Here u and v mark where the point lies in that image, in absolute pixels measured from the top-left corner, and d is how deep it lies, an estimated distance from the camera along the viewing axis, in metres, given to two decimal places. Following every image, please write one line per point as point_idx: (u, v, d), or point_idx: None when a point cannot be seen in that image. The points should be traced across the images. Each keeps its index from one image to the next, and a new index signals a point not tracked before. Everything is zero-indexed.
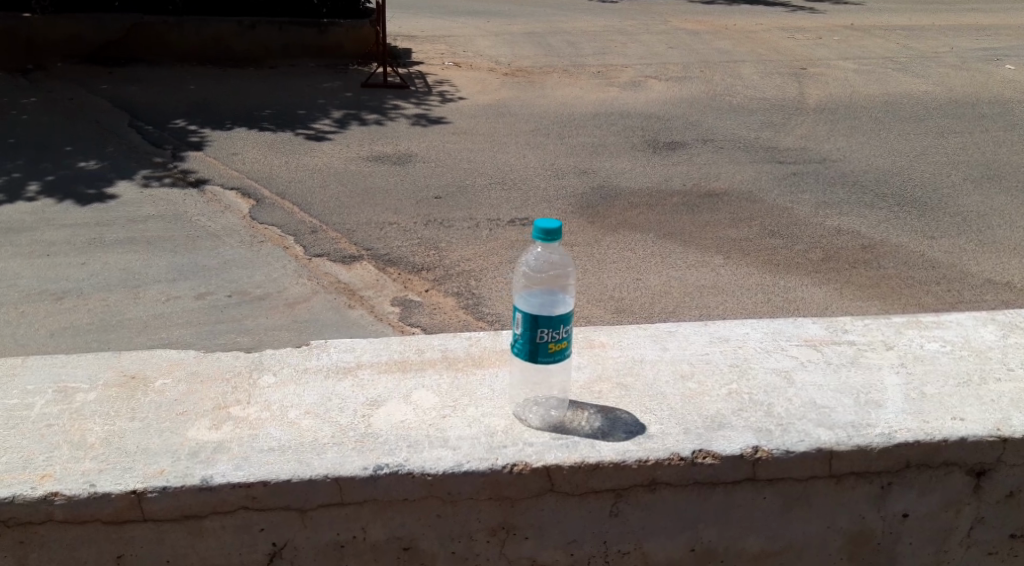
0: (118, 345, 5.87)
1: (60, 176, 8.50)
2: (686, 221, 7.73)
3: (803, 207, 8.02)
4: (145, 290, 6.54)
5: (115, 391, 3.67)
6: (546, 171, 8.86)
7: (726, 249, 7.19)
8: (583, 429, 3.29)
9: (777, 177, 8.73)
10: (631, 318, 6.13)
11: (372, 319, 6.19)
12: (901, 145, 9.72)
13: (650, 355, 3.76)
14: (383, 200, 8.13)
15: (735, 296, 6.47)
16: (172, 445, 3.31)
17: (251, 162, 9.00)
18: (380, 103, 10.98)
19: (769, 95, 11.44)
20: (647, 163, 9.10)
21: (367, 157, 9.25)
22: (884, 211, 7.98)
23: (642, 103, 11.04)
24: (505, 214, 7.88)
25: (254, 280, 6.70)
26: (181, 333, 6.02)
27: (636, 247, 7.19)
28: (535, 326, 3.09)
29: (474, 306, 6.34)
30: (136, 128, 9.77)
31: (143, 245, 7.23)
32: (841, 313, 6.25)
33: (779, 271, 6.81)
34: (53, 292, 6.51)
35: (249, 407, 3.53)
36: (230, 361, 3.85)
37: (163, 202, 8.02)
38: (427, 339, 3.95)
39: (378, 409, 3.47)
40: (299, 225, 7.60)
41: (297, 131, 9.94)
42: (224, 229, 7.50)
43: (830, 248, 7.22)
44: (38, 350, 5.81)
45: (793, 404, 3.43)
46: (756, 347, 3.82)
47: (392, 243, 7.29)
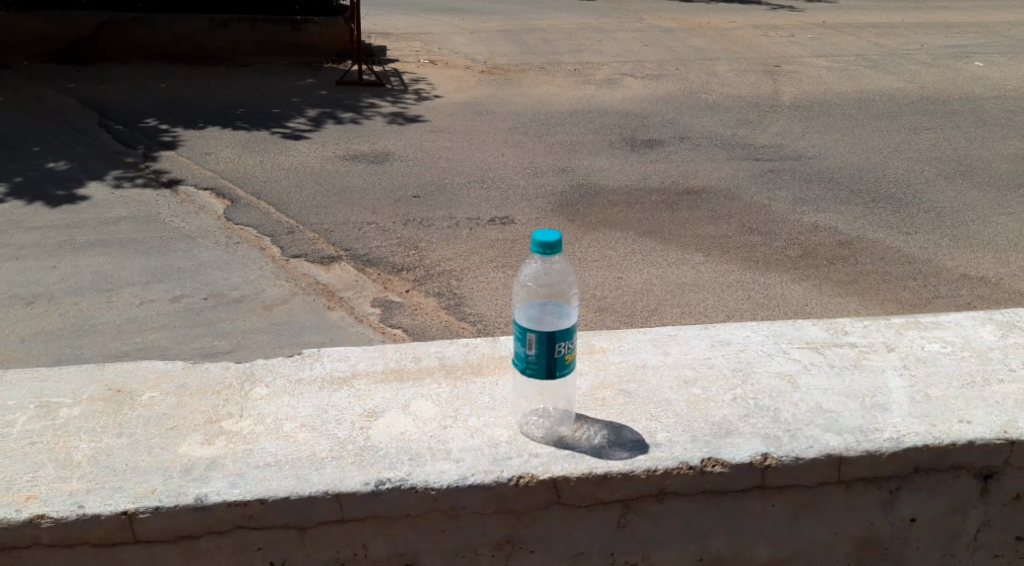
0: (92, 351, 5.74)
1: (30, 178, 8.32)
2: (665, 219, 7.68)
3: (781, 204, 7.99)
4: (120, 293, 6.40)
5: (101, 406, 3.57)
6: (524, 170, 8.78)
7: (706, 246, 7.15)
8: (589, 441, 3.21)
9: (754, 174, 8.70)
10: (611, 317, 6.06)
11: (351, 321, 6.09)
12: (875, 142, 9.72)
13: (650, 361, 3.69)
14: (360, 200, 8.02)
15: (715, 293, 6.42)
16: (162, 462, 3.21)
17: (226, 161, 8.85)
18: (355, 101, 10.85)
19: (745, 92, 11.41)
20: (624, 161, 9.04)
21: (344, 156, 9.13)
22: (861, 207, 7.96)
23: (618, 101, 10.98)
24: (484, 213, 7.79)
25: (231, 282, 6.58)
26: (157, 337, 5.90)
27: (616, 246, 7.13)
28: (551, 343, 3.02)
29: (456, 307, 6.25)
30: (107, 128, 9.59)
31: (115, 247, 7.09)
32: (819, 311, 6.20)
33: (758, 269, 6.76)
34: (25, 296, 6.36)
35: (242, 421, 3.43)
36: (220, 372, 3.76)
37: (135, 203, 7.86)
38: (422, 347, 3.86)
39: (375, 421, 3.38)
40: (276, 225, 7.48)
41: (272, 130, 9.79)
42: (199, 231, 7.37)
43: (809, 245, 7.19)
44: (10, 357, 5.67)
45: (799, 408, 3.36)
46: (758, 350, 3.74)
47: (371, 244, 7.19)
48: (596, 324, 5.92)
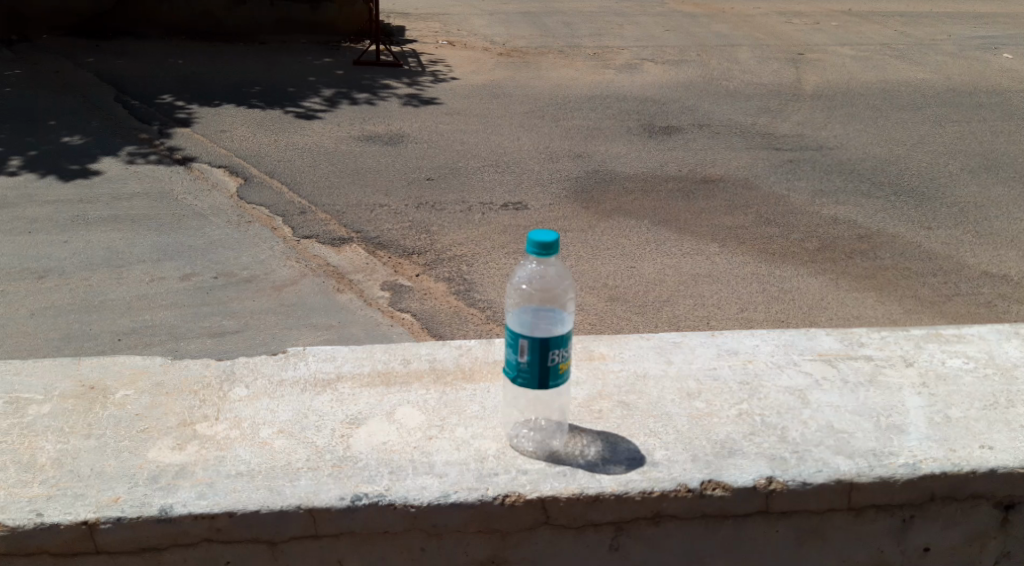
0: (99, 328, 5.55)
1: (44, 152, 8.15)
2: (681, 208, 7.43)
3: (800, 195, 7.74)
4: (129, 270, 6.22)
5: (72, 403, 3.40)
6: (540, 155, 8.53)
7: (722, 237, 6.91)
8: (582, 457, 3.00)
9: (774, 164, 8.44)
10: (622, 306, 5.83)
11: (360, 304, 5.86)
12: (899, 133, 9.43)
13: (652, 370, 3.47)
14: (373, 182, 7.81)
15: (729, 286, 6.16)
16: (129, 468, 3.04)
17: (240, 139, 8.66)
18: (372, 81, 10.61)
19: (767, 80, 11.13)
20: (642, 147, 8.80)
21: (358, 136, 8.92)
22: (883, 200, 7.70)
23: (638, 87, 10.72)
24: (497, 198, 7.56)
25: (241, 262, 6.38)
26: (166, 315, 5.71)
27: (631, 234, 6.90)
28: (545, 350, 2.79)
29: (466, 292, 5.99)
30: (123, 103, 9.43)
31: (127, 223, 6.90)
32: (836, 305, 5.95)
33: (774, 261, 6.51)
34: (35, 271, 6.20)
35: (217, 424, 3.24)
36: (199, 369, 3.58)
37: (148, 179, 7.69)
38: (413, 348, 3.66)
39: (357, 429, 3.18)
40: (288, 206, 7.27)
41: (286, 109, 9.57)
42: (211, 209, 7.18)
43: (828, 238, 6.94)
44: (17, 333, 5.50)
45: (808, 427, 3.14)
46: (767, 362, 3.52)
47: (381, 227, 6.96)
48: (605, 316, 5.68)
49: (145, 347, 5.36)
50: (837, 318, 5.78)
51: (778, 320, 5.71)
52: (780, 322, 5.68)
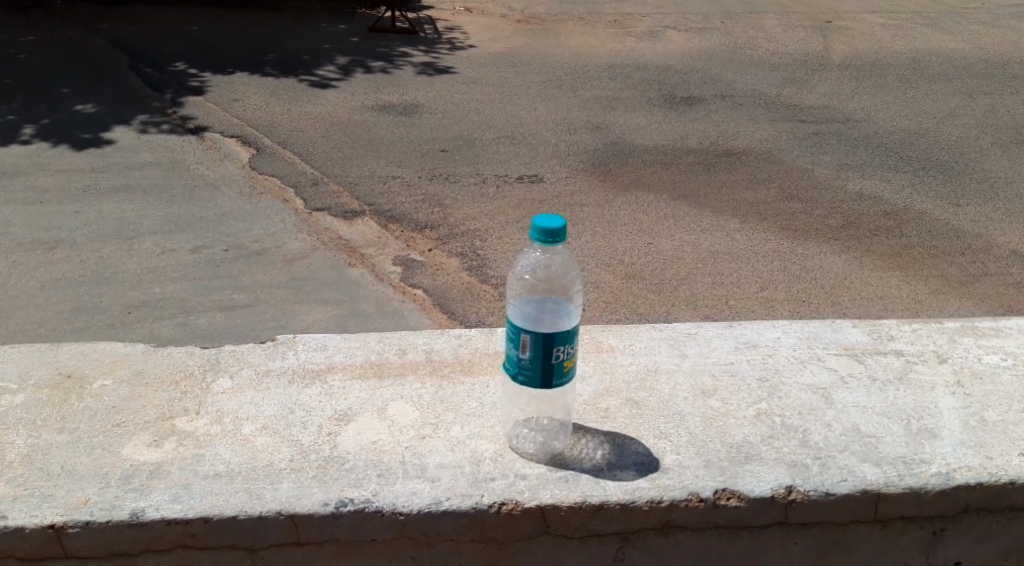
0: (109, 303, 5.02)
1: (57, 119, 7.48)
2: (702, 182, 7.08)
3: (824, 169, 7.43)
4: (142, 241, 5.66)
5: (46, 393, 3.19)
6: (558, 127, 7.99)
7: (743, 213, 6.57)
8: (586, 461, 2.78)
9: (798, 137, 8.11)
10: (639, 284, 5.50)
11: (371, 279, 5.26)
12: (928, 106, 9.07)
13: (664, 364, 3.24)
14: (388, 152, 7.10)
15: (750, 264, 5.83)
16: (101, 466, 2.83)
17: (251, 107, 7.85)
18: (389, 50, 10.02)
19: (792, 49, 10.76)
20: (662, 118, 8.45)
21: (373, 106, 8.16)
22: (911, 175, 7.40)
23: (660, 56, 10.36)
24: (513, 170, 6.97)
25: (253, 234, 5.79)
26: (177, 288, 5.18)
27: (649, 211, 6.49)
28: (549, 346, 2.56)
29: (479, 268, 5.38)
30: (135, 69, 8.76)
31: (140, 193, 6.30)
32: (859, 285, 5.63)
33: (796, 238, 6.18)
34: (45, 241, 5.64)
35: (197, 419, 3.03)
36: (183, 358, 3.37)
37: (161, 148, 7.03)
38: (410, 337, 3.44)
39: (345, 427, 2.97)
40: (300, 176, 6.56)
41: (299, 76, 8.81)
42: (222, 179, 6.53)
43: (851, 215, 6.62)
44: (27, 305, 4.99)
45: (832, 431, 2.91)
46: (789, 356, 3.28)
47: (395, 199, 6.27)
48: (621, 293, 5.38)
49: (154, 321, 4.86)
50: (861, 298, 5.46)
51: (800, 300, 5.40)
52: (802, 301, 5.36)
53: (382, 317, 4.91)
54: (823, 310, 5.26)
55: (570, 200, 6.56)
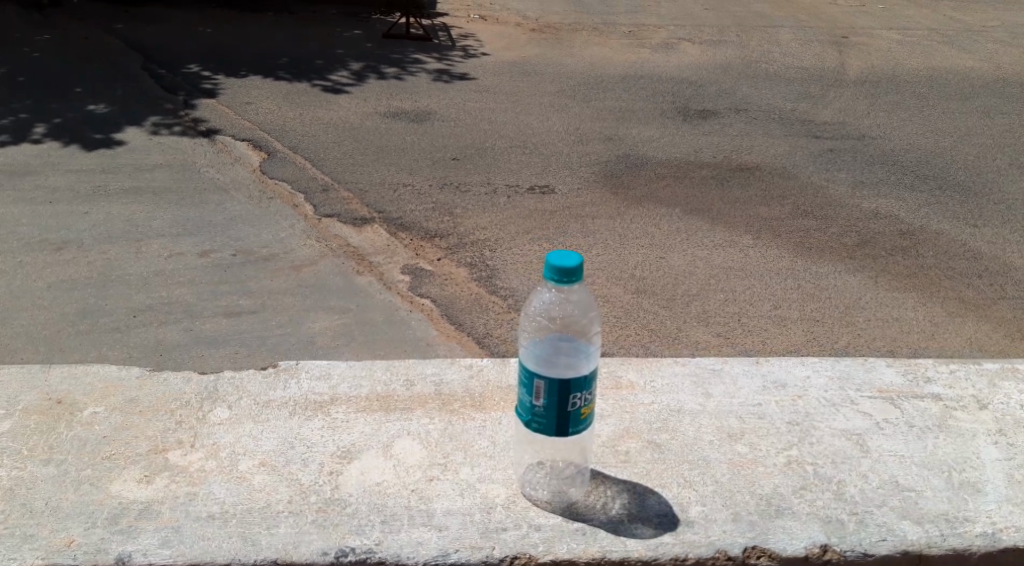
0: (117, 306, 4.73)
1: (70, 119, 7.23)
2: (712, 197, 6.43)
3: (839, 185, 6.74)
4: (150, 245, 5.34)
5: (34, 420, 3.02)
6: (568, 137, 7.48)
7: (756, 229, 5.91)
8: (605, 512, 2.60)
9: (812, 153, 7.42)
10: (649, 300, 4.93)
11: (379, 288, 4.95)
12: (945, 125, 8.55)
13: (688, 404, 3.03)
14: (399, 159, 6.76)
15: (762, 281, 5.23)
16: (87, 505, 2.66)
17: (265, 112, 7.61)
18: (402, 56, 9.80)
19: (808, 63, 10.47)
20: (675, 131, 7.80)
21: (385, 112, 7.89)
22: (926, 195, 6.68)
23: (675, 66, 10.01)
24: (524, 180, 6.51)
25: (261, 238, 5.46)
26: (183, 292, 4.88)
27: (660, 223, 5.89)
28: (564, 393, 2.38)
29: (489, 279, 5.07)
30: (150, 72, 8.53)
31: (149, 195, 5.98)
32: (874, 305, 5.02)
33: (810, 256, 5.56)
34: (53, 241, 5.34)
35: (192, 453, 2.86)
36: (179, 385, 3.19)
37: (172, 151, 6.71)
38: (418, 367, 3.26)
39: (349, 465, 2.79)
40: (311, 182, 6.23)
41: (313, 82, 8.61)
42: (232, 182, 6.21)
43: (867, 234, 5.92)
44: (31, 306, 4.70)
45: (868, 483, 2.72)
46: (819, 398, 3.08)
47: (405, 207, 5.93)
48: (631, 308, 4.82)
49: (161, 325, 4.57)
50: (875, 319, 4.90)
51: (814, 320, 4.84)
52: (816, 322, 4.80)
53: (390, 328, 4.59)
54: (838, 334, 4.69)
55: (579, 212, 5.99)
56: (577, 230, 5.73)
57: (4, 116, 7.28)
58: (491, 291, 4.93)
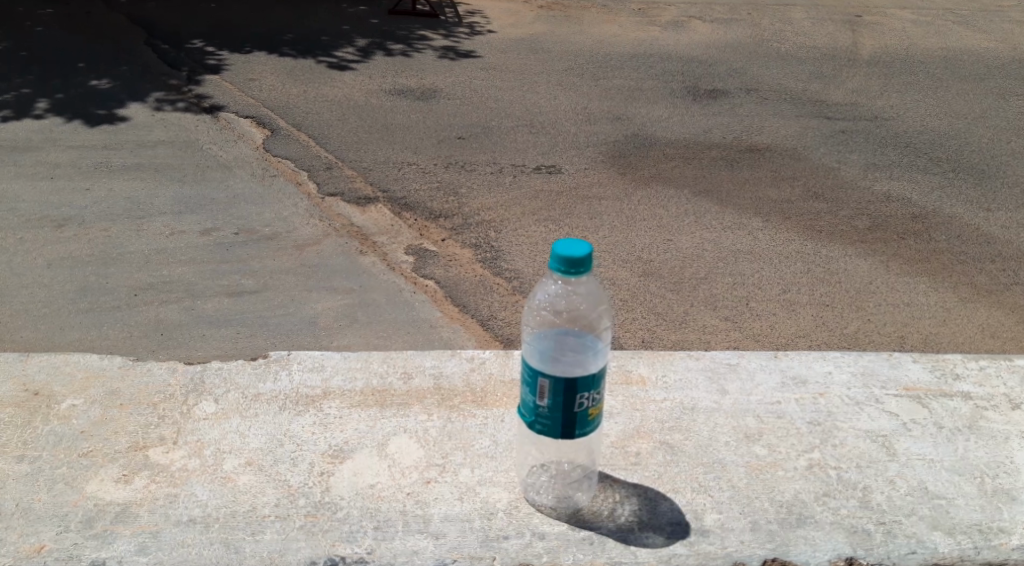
0: (113, 285, 4.55)
1: (72, 94, 7.05)
2: (723, 177, 6.20)
3: (851, 168, 6.48)
4: (150, 222, 5.14)
5: (12, 413, 2.85)
6: (576, 115, 7.28)
7: (765, 211, 5.69)
8: (613, 519, 2.43)
9: (824, 134, 7.17)
10: (657, 284, 4.71)
11: (381, 268, 4.76)
12: (960, 106, 8.29)
13: (703, 402, 2.85)
14: (403, 137, 6.55)
15: (772, 264, 5.01)
16: (61, 506, 2.51)
17: (268, 88, 7.41)
18: (408, 33, 9.57)
19: (821, 43, 10.18)
20: (684, 111, 7.58)
21: (389, 90, 7.68)
22: (938, 177, 6.43)
23: (686, 45, 9.75)
24: (529, 159, 6.31)
25: (262, 217, 5.27)
26: (182, 271, 4.70)
27: (667, 205, 5.68)
28: (571, 393, 2.19)
29: (494, 261, 4.88)
30: (152, 47, 8.33)
31: (148, 172, 5.80)
32: (886, 291, 4.80)
33: (820, 239, 5.33)
34: (50, 218, 5.16)
35: (174, 450, 2.70)
36: (164, 376, 3.01)
37: (174, 127, 6.51)
38: (417, 359, 3.08)
39: (341, 466, 2.62)
40: (314, 160, 6.04)
41: (317, 58, 8.39)
42: (233, 160, 6.02)
43: (878, 216, 5.69)
44: (25, 285, 4.53)
45: (896, 490, 2.55)
46: (843, 396, 2.90)
47: (409, 186, 5.74)
48: (637, 292, 4.62)
49: (157, 304, 4.39)
50: (886, 305, 4.67)
51: (823, 304, 4.63)
52: (826, 307, 4.58)
53: (392, 308, 4.40)
54: (848, 320, 4.48)
55: (586, 193, 5.79)
56: (583, 211, 5.53)
57: (3, 90, 7.10)
58: (496, 273, 4.74)
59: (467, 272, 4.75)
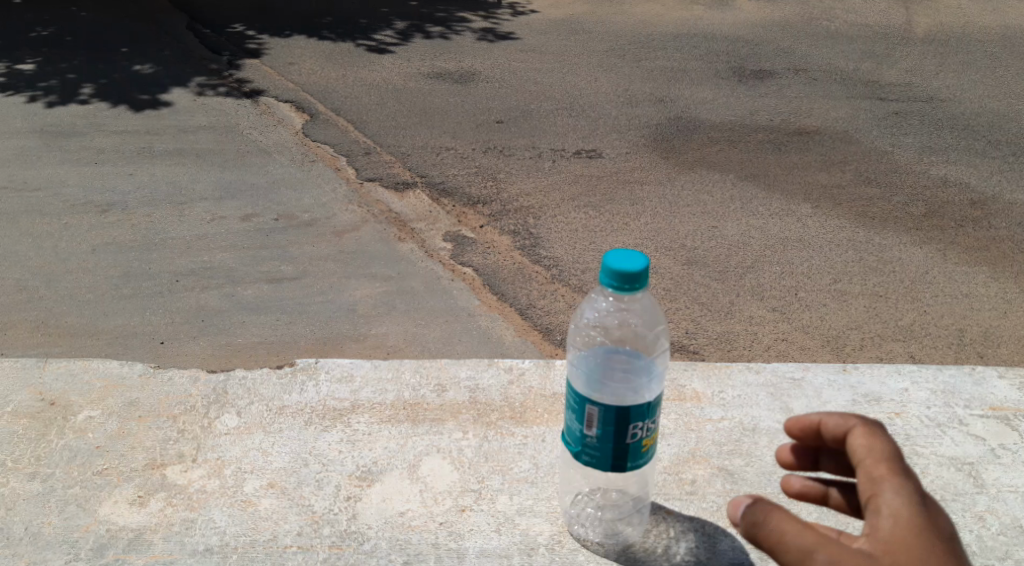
0: (155, 271, 4.39)
1: (110, 79, 6.92)
2: (769, 161, 5.91)
3: (906, 151, 6.16)
4: (192, 208, 4.98)
5: (25, 426, 2.69)
6: (618, 98, 7.02)
7: (815, 196, 5.41)
8: (669, 558, 2.22)
9: (876, 116, 6.85)
10: (702, 273, 4.46)
11: (419, 256, 4.56)
12: (1020, 87, 7.89)
13: (766, 422, 2.62)
14: (441, 122, 6.34)
15: (821, 252, 4.74)
16: (71, 532, 2.35)
17: (307, 72, 7.23)
18: (447, 15, 9.34)
19: (872, 21, 9.78)
20: (731, 93, 7.29)
21: (428, 73, 7.47)
22: (999, 161, 6.09)
23: (730, 24, 9.41)
24: (569, 143, 6.07)
25: (304, 203, 5.08)
26: (224, 258, 4.52)
27: (713, 190, 5.42)
28: (622, 423, 1.97)
29: (532, 248, 4.65)
30: (194, 31, 8.18)
31: (191, 158, 5.64)
32: (943, 281, 4.51)
33: (873, 226, 5.04)
34: (96, 204, 5.02)
35: (192, 469, 2.52)
36: (185, 386, 2.84)
37: (215, 112, 6.36)
38: (450, 368, 2.88)
39: (369, 489, 2.44)
40: (353, 145, 5.85)
41: (356, 41, 8.20)
42: (275, 145, 5.84)
43: (934, 202, 5.39)
44: (58, 273, 4.38)
45: (987, 528, 2.33)
46: (921, 416, 2.66)
47: (449, 171, 5.53)
48: (681, 281, 4.37)
49: (203, 291, 4.23)
50: (944, 295, 4.38)
51: (876, 294, 4.35)
52: (878, 297, 4.31)
53: (430, 297, 4.21)
54: (902, 311, 4.21)
55: (628, 178, 5.54)
56: (625, 197, 5.28)
57: (42, 75, 6.98)
58: (538, 262, 4.51)
59: (507, 260, 4.53)
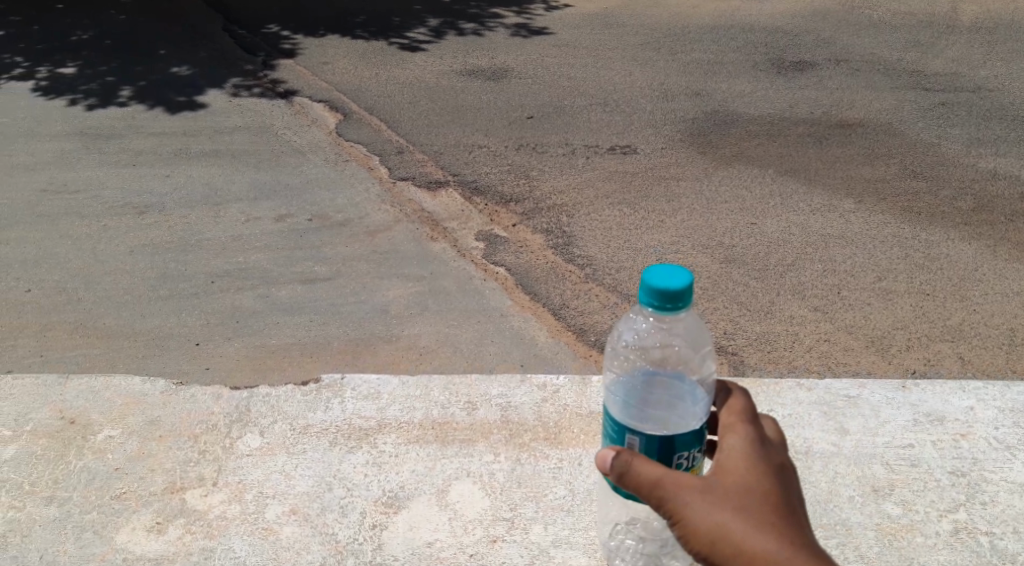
0: (191, 273, 4.31)
1: (143, 81, 6.87)
2: (810, 155, 5.73)
3: (953, 144, 5.94)
4: (227, 209, 4.90)
5: (45, 445, 2.60)
6: (652, 92, 6.85)
7: (858, 191, 5.21)
8: None
9: (921, 107, 6.62)
10: (740, 271, 4.31)
11: (452, 256, 4.45)
12: None
13: (820, 446, 2.51)
14: (473, 120, 6.21)
15: (865, 249, 4.55)
16: (87, 561, 2.28)
17: (339, 71, 7.15)
18: (480, 11, 9.21)
19: (915, 9, 9.50)
20: (771, 85, 7.09)
21: (460, 70, 7.35)
22: None
23: (768, 15, 9.19)
24: (604, 140, 5.92)
25: (337, 203, 4.98)
26: (258, 259, 4.43)
27: (753, 185, 5.25)
28: (664, 452, 1.82)
29: (566, 247, 4.51)
30: (228, 32, 8.12)
31: (225, 158, 5.56)
32: (995, 277, 4.32)
33: (920, 221, 4.84)
34: (134, 206, 4.95)
35: (211, 494, 2.43)
36: (207, 404, 2.73)
37: (250, 113, 6.29)
38: (483, 384, 2.76)
39: (395, 517, 2.35)
40: (385, 144, 5.75)
41: (388, 39, 8.11)
42: (308, 145, 5.75)
43: (984, 196, 5.18)
44: (89, 275, 4.31)
45: None
46: (991, 438, 2.54)
47: (481, 170, 5.40)
48: (719, 280, 4.21)
49: (238, 292, 4.15)
50: (995, 293, 4.20)
51: (922, 292, 4.17)
52: (926, 296, 4.13)
53: (463, 298, 4.09)
54: (951, 309, 4.03)
55: (664, 174, 5.38)
56: (661, 194, 5.12)
57: (76, 77, 6.95)
58: (573, 261, 4.38)
59: (541, 259, 4.39)
